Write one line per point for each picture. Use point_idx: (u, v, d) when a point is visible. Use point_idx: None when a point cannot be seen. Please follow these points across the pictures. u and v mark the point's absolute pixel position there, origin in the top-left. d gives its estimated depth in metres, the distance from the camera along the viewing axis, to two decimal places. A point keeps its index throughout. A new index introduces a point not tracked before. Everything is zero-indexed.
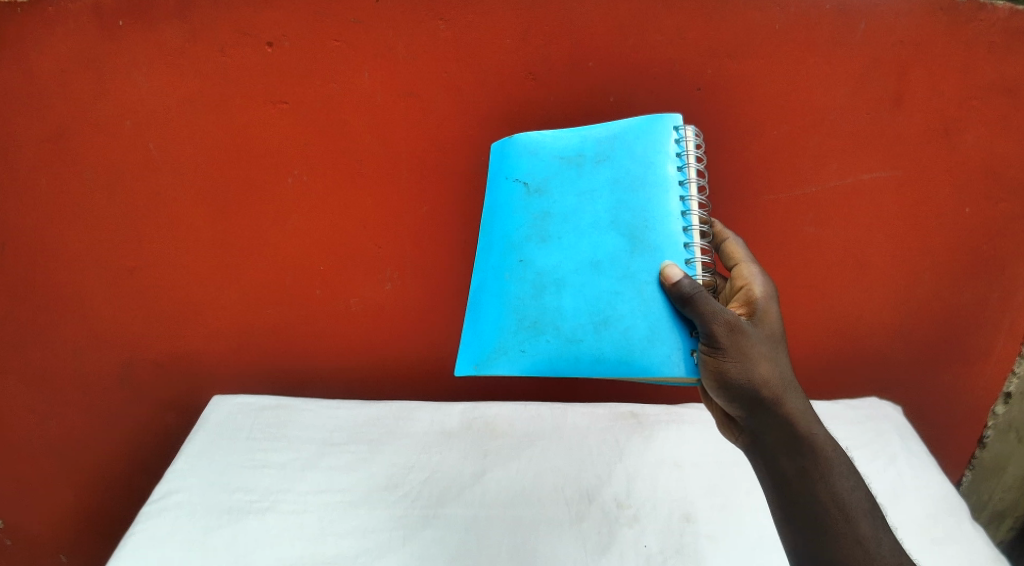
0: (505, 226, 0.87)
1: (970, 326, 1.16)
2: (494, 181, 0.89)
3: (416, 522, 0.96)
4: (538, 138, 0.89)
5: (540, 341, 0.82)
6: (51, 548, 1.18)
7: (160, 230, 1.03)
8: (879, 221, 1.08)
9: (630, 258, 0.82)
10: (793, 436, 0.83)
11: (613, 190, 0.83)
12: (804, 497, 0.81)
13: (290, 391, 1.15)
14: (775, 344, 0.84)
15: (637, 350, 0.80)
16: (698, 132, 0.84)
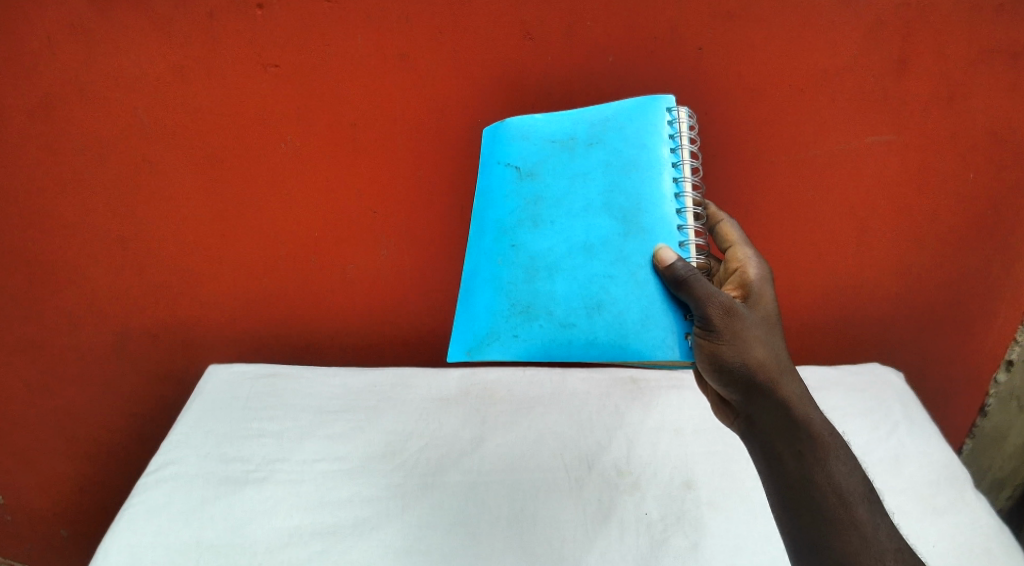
0: (492, 210, 0.77)
1: (971, 294, 1.04)
2: (484, 167, 0.79)
3: (417, 492, 0.83)
4: (530, 122, 0.79)
5: (532, 328, 0.73)
6: (58, 506, 1.20)
7: (151, 199, 0.95)
8: (876, 190, 0.95)
9: (623, 240, 0.73)
10: (792, 426, 0.72)
11: (604, 174, 0.75)
12: (801, 484, 0.70)
13: (287, 355, 1.09)
14: (770, 324, 0.75)
15: (632, 335, 0.71)
16: (692, 114, 0.76)
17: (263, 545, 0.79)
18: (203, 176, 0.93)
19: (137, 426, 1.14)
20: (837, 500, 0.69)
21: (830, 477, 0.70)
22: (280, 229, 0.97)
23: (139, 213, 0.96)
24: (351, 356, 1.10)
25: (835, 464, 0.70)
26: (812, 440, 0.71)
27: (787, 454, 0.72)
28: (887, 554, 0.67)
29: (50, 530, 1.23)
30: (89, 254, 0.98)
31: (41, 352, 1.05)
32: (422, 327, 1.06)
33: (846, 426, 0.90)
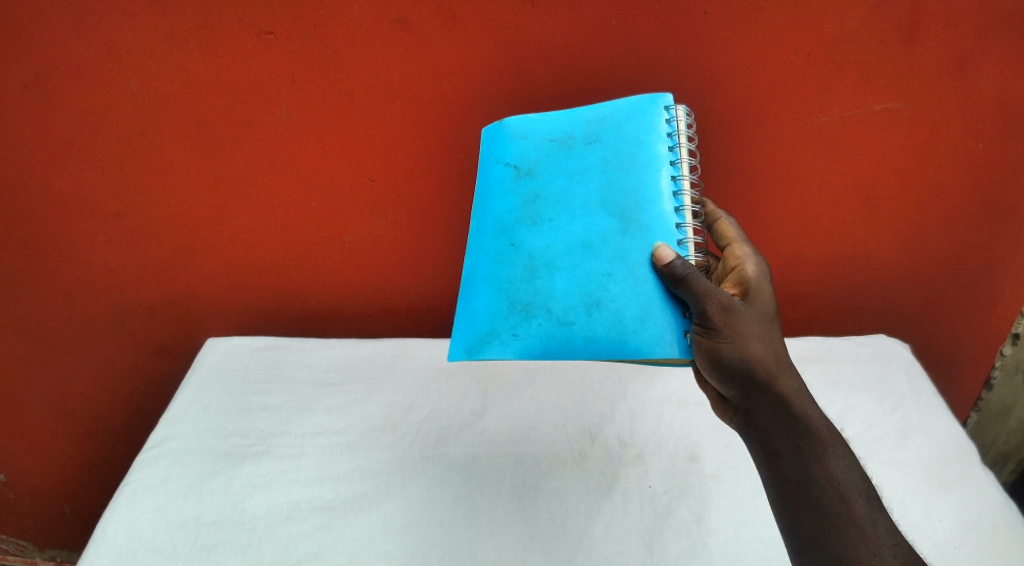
0: (490, 209, 0.77)
1: (978, 265, 1.03)
2: (483, 165, 0.79)
3: (418, 464, 0.82)
4: (528, 119, 0.78)
5: (531, 326, 0.71)
6: (68, 471, 1.22)
7: (146, 171, 0.93)
8: (884, 160, 0.93)
9: (621, 238, 0.72)
10: (791, 422, 0.70)
11: (602, 172, 0.74)
12: (798, 476, 0.69)
13: (288, 326, 1.08)
14: (769, 320, 0.74)
15: (631, 332, 0.69)
16: (690, 112, 0.74)
17: (263, 519, 0.77)
18: (196, 148, 0.91)
19: (140, 397, 1.14)
20: (834, 495, 0.67)
21: (828, 471, 0.68)
22: (275, 201, 0.95)
23: (132, 187, 0.94)
24: (353, 327, 1.09)
25: (835, 463, 0.68)
26: (810, 435, 0.70)
27: (786, 448, 0.70)
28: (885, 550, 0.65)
29: (60, 495, 1.25)
30: (83, 228, 0.97)
31: (39, 327, 1.05)
32: (423, 297, 1.05)
33: (850, 399, 0.89)
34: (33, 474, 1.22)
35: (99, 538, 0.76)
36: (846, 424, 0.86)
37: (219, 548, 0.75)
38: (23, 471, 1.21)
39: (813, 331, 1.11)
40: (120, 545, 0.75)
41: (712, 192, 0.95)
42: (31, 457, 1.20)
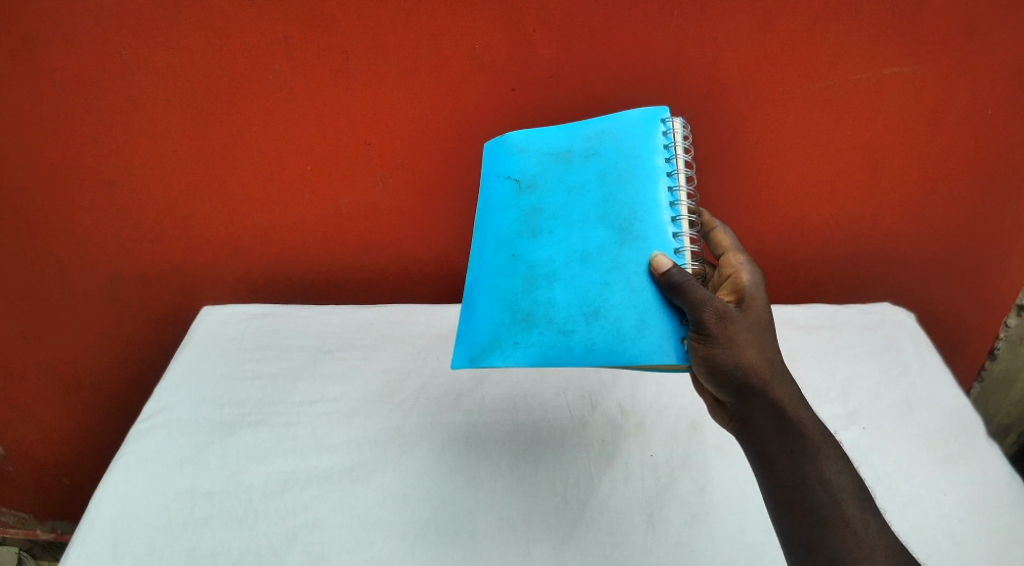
0: (491, 222, 0.75)
1: (985, 234, 1.01)
2: (485, 181, 0.78)
3: (416, 433, 0.81)
4: (529, 135, 0.78)
5: (529, 336, 0.69)
6: (66, 443, 1.21)
7: (137, 137, 0.90)
8: (892, 126, 0.91)
9: (619, 248, 0.69)
10: (787, 427, 0.68)
11: (600, 184, 0.72)
12: (793, 479, 0.66)
13: (285, 294, 1.07)
14: (763, 326, 0.70)
15: (629, 340, 0.66)
16: (687, 124, 0.72)
17: (259, 490, 0.76)
18: (187, 114, 0.89)
19: (137, 368, 1.13)
20: (830, 499, 0.65)
21: (822, 476, 0.66)
22: (269, 168, 0.93)
23: (122, 155, 0.92)
24: (351, 295, 1.08)
25: (829, 467, 0.66)
26: (805, 440, 0.67)
27: (780, 452, 0.68)
28: (879, 552, 0.63)
29: (60, 467, 1.25)
30: (74, 197, 0.95)
31: (31, 298, 1.03)
32: (422, 265, 1.04)
33: (856, 368, 0.87)
34: (32, 445, 1.21)
35: (93, 512, 0.74)
36: (851, 394, 0.84)
37: (214, 519, 0.73)
38: (22, 443, 1.21)
39: (815, 296, 1.10)
40: (115, 518, 0.74)
41: (716, 157, 0.93)
42: (29, 428, 1.19)
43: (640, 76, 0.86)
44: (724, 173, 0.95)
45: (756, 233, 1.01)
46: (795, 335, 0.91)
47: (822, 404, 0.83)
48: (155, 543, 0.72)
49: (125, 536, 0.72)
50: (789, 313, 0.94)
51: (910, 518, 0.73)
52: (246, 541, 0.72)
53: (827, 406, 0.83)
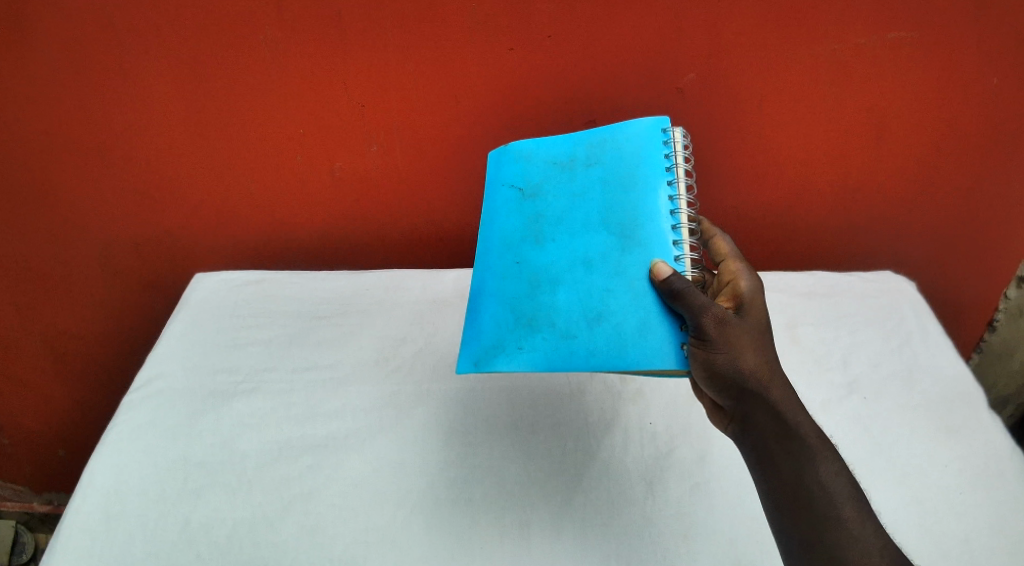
0: (494, 228, 0.74)
1: (988, 202, 1.00)
2: (489, 188, 0.77)
3: (412, 399, 0.80)
4: (532, 142, 0.77)
5: (533, 340, 0.67)
6: (61, 414, 1.20)
7: (125, 101, 0.88)
8: (898, 90, 0.90)
9: (621, 255, 0.68)
10: (785, 430, 0.65)
11: (602, 192, 0.71)
12: (791, 479, 0.64)
13: (280, 262, 1.05)
14: (761, 328, 0.70)
15: (631, 344, 0.65)
16: (687, 133, 0.71)
17: (253, 459, 0.75)
18: (177, 75, 0.86)
19: (131, 338, 1.11)
20: (828, 499, 0.63)
21: (819, 476, 0.63)
22: (262, 132, 0.91)
23: (111, 118, 0.89)
24: (348, 262, 1.07)
25: (827, 467, 0.64)
26: (802, 442, 0.65)
27: (778, 454, 0.65)
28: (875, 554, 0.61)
29: (55, 438, 1.24)
30: (62, 161, 0.92)
31: (21, 266, 1.01)
32: (418, 231, 1.02)
33: (857, 337, 0.86)
34: (26, 415, 1.20)
35: (85, 484, 0.73)
36: (852, 362, 0.84)
37: (208, 489, 0.72)
38: (16, 413, 1.20)
39: (816, 265, 1.09)
40: (108, 490, 0.72)
41: (719, 121, 0.92)
42: (23, 398, 1.18)
43: (641, 37, 0.84)
44: (727, 138, 0.93)
45: (757, 199, 1.00)
46: (797, 302, 0.90)
47: (823, 371, 0.83)
48: (149, 515, 0.70)
49: (118, 509, 0.71)
50: (790, 281, 0.93)
51: (910, 489, 0.72)
52: (240, 512, 0.71)
53: (828, 374, 0.82)
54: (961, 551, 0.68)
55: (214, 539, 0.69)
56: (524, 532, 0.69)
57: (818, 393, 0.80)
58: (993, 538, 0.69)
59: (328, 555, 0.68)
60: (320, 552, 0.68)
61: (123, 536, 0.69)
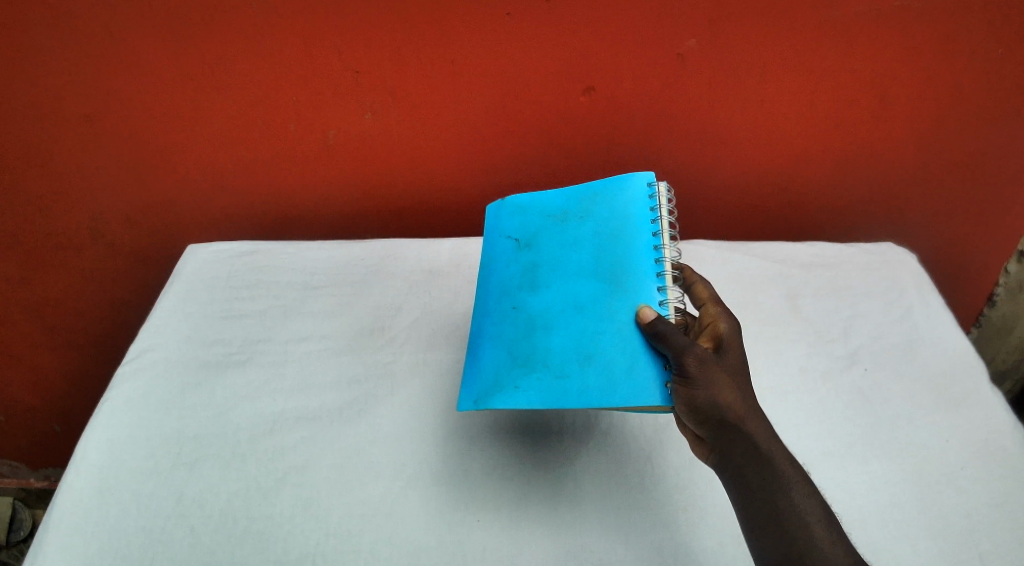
0: (493, 278, 0.75)
1: (991, 171, 0.99)
2: (487, 240, 0.79)
3: (407, 369, 0.79)
4: (529, 196, 0.79)
5: (528, 380, 0.66)
6: (55, 387, 1.19)
7: (114, 67, 0.86)
8: (905, 56, 0.88)
9: (610, 299, 0.67)
10: (760, 457, 0.61)
11: (591, 241, 0.71)
12: (763, 503, 0.60)
13: (274, 233, 1.04)
14: (740, 359, 0.67)
15: (620, 381, 0.63)
16: (672, 187, 0.71)
17: (247, 431, 0.73)
18: (165, 37, 0.84)
19: (125, 309, 1.10)
20: (802, 526, 0.59)
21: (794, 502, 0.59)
22: (254, 98, 0.89)
23: (98, 82, 0.87)
24: (343, 234, 1.05)
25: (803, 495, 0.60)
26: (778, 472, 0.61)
27: (753, 479, 0.61)
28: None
29: (50, 410, 1.23)
30: (48, 128, 0.90)
31: (10, 235, 0.99)
32: (414, 201, 1.01)
33: (858, 307, 0.86)
34: (20, 387, 1.19)
35: (78, 459, 0.70)
36: (853, 333, 0.83)
37: (202, 462, 0.70)
38: (10, 385, 1.18)
39: (816, 236, 1.08)
40: (100, 464, 0.70)
41: (721, 88, 0.90)
42: (15, 369, 1.16)
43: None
44: (728, 105, 0.92)
45: (758, 169, 0.99)
46: (797, 273, 0.90)
47: (824, 342, 0.82)
48: (142, 489, 0.68)
49: (110, 482, 0.69)
50: (791, 251, 0.93)
51: (912, 463, 0.71)
52: (235, 485, 0.69)
53: (829, 345, 0.82)
54: (963, 525, 0.67)
55: (207, 514, 0.67)
56: (521, 504, 0.68)
57: (819, 363, 0.79)
58: (995, 511, 0.68)
59: (324, 527, 0.66)
60: (316, 524, 0.66)
61: (115, 509, 0.67)
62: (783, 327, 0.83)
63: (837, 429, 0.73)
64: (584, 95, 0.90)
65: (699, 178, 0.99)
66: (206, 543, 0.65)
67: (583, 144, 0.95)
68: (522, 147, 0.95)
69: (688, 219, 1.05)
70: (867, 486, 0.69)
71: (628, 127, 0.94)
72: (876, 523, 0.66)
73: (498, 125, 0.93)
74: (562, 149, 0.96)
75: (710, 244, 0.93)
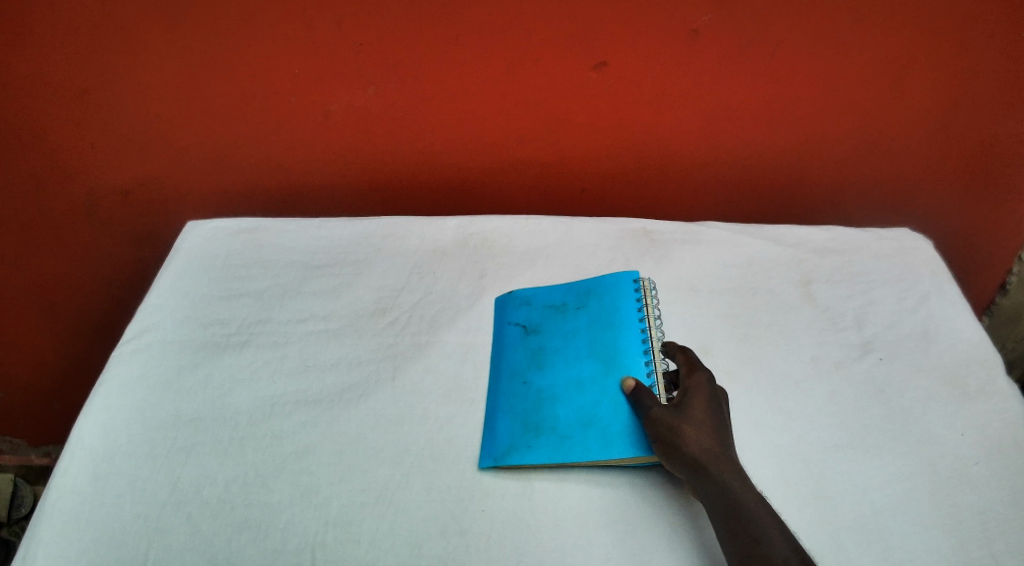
0: (501, 361, 0.75)
1: (1010, 156, 0.96)
2: (491, 327, 0.79)
3: (409, 352, 0.77)
4: (534, 289, 0.81)
5: (539, 442, 0.67)
6: (53, 364, 1.18)
7: (107, 40, 0.83)
8: (926, 35, 0.85)
9: (607, 376, 0.69)
10: (726, 501, 0.59)
11: (589, 327, 0.73)
12: (732, 541, 0.58)
13: (275, 211, 1.02)
14: (715, 407, 0.65)
15: (617, 443, 0.65)
16: (655, 282, 0.75)
17: (245, 415, 0.71)
18: (160, 7, 0.81)
19: (123, 286, 1.08)
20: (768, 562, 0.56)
21: (760, 537, 0.57)
22: (254, 70, 0.86)
23: (91, 55, 0.84)
24: (345, 212, 1.03)
25: (777, 538, 0.57)
26: (749, 517, 0.58)
27: (723, 522, 0.59)
28: None
29: (49, 385, 1.21)
30: (42, 100, 0.87)
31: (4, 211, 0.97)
32: (418, 179, 0.99)
33: (873, 294, 0.84)
34: (19, 362, 1.17)
35: (75, 443, 0.69)
36: (867, 322, 0.81)
37: (199, 448, 0.69)
38: (8, 360, 1.16)
39: (829, 219, 1.06)
40: (96, 449, 0.69)
41: (736, 65, 0.87)
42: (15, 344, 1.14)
43: None
44: (742, 84, 0.89)
45: (772, 150, 0.96)
46: (810, 258, 0.87)
47: (837, 330, 0.80)
48: (138, 475, 0.67)
49: (106, 469, 0.67)
50: (805, 236, 0.91)
51: (925, 457, 0.69)
52: (232, 472, 0.67)
53: (844, 333, 0.80)
54: (976, 523, 0.65)
55: (204, 500, 0.65)
56: (525, 493, 0.65)
57: (832, 353, 0.77)
58: (1010, 508, 0.66)
59: (323, 517, 0.64)
60: (315, 513, 0.64)
61: (111, 496, 0.65)
62: (796, 314, 0.81)
63: (850, 420, 0.71)
64: (596, 71, 0.87)
65: (710, 158, 0.97)
66: (204, 533, 0.63)
67: (591, 123, 0.93)
68: (530, 124, 0.93)
69: (697, 199, 1.02)
70: (880, 481, 0.67)
71: (639, 104, 0.91)
72: (888, 519, 0.64)
73: (505, 101, 0.90)
74: (571, 126, 0.93)
75: (721, 226, 0.91)
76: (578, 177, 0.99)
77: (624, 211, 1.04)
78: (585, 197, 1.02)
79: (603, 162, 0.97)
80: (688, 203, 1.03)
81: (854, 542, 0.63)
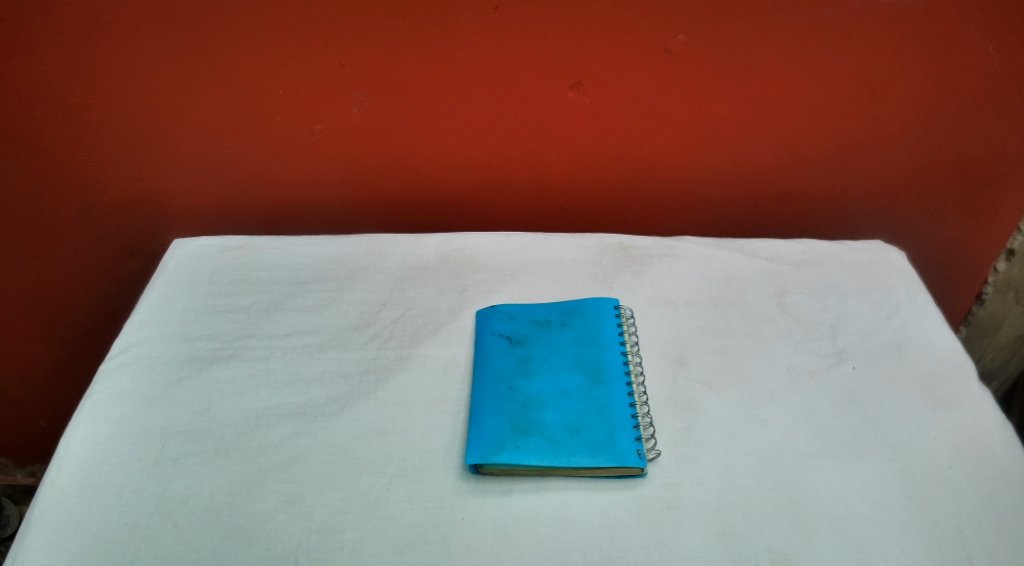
0: (486, 366, 0.76)
1: (979, 173, 0.99)
2: (475, 337, 0.80)
3: (392, 365, 0.78)
4: (516, 305, 0.83)
5: (527, 442, 0.68)
6: (45, 374, 1.19)
7: (100, 61, 0.85)
8: (892, 57, 0.87)
9: (593, 388, 0.72)
10: None
11: (574, 344, 0.77)
12: None
13: (262, 229, 1.03)
14: None
15: (603, 446, 0.67)
16: (632, 313, 0.82)
17: (232, 427, 0.72)
18: (153, 31, 0.83)
19: (116, 299, 1.10)
20: None
21: None
22: (242, 92, 0.88)
23: (85, 74, 0.86)
24: (331, 229, 1.04)
25: None
26: None
27: None
28: None
29: (40, 395, 1.22)
30: (38, 112, 0.89)
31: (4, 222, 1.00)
32: (403, 196, 1.00)
33: (847, 303, 0.86)
34: (10, 372, 1.18)
35: (64, 455, 0.70)
36: (842, 331, 0.83)
37: (187, 459, 0.69)
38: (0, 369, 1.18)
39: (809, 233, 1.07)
40: (85, 459, 0.69)
41: (712, 84, 0.89)
42: (5, 354, 1.16)
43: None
44: (720, 103, 0.91)
45: (748, 167, 0.99)
46: (785, 271, 0.90)
47: (812, 340, 0.82)
48: (126, 485, 0.67)
49: (94, 479, 0.68)
50: (779, 249, 0.94)
51: (899, 462, 0.70)
52: (220, 482, 0.68)
53: (818, 342, 0.81)
54: (952, 526, 0.65)
55: (191, 510, 0.66)
56: (506, 500, 0.66)
57: (807, 362, 0.79)
58: (984, 513, 0.66)
59: (307, 525, 0.65)
60: (300, 521, 0.65)
61: (98, 505, 0.66)
62: (771, 325, 0.83)
63: (825, 429, 0.73)
64: (574, 91, 0.90)
65: (690, 175, 0.99)
66: (190, 541, 0.64)
67: (573, 142, 0.95)
68: (513, 143, 0.95)
69: (677, 216, 1.04)
70: (856, 487, 0.68)
71: (620, 123, 0.93)
72: (864, 522, 0.66)
73: (489, 122, 0.92)
74: (551, 143, 0.95)
75: (697, 240, 0.94)
76: (560, 194, 1.01)
77: (606, 227, 1.06)
78: (568, 214, 1.03)
79: (581, 178, 0.99)
80: (668, 219, 1.05)
81: (831, 547, 0.64)
